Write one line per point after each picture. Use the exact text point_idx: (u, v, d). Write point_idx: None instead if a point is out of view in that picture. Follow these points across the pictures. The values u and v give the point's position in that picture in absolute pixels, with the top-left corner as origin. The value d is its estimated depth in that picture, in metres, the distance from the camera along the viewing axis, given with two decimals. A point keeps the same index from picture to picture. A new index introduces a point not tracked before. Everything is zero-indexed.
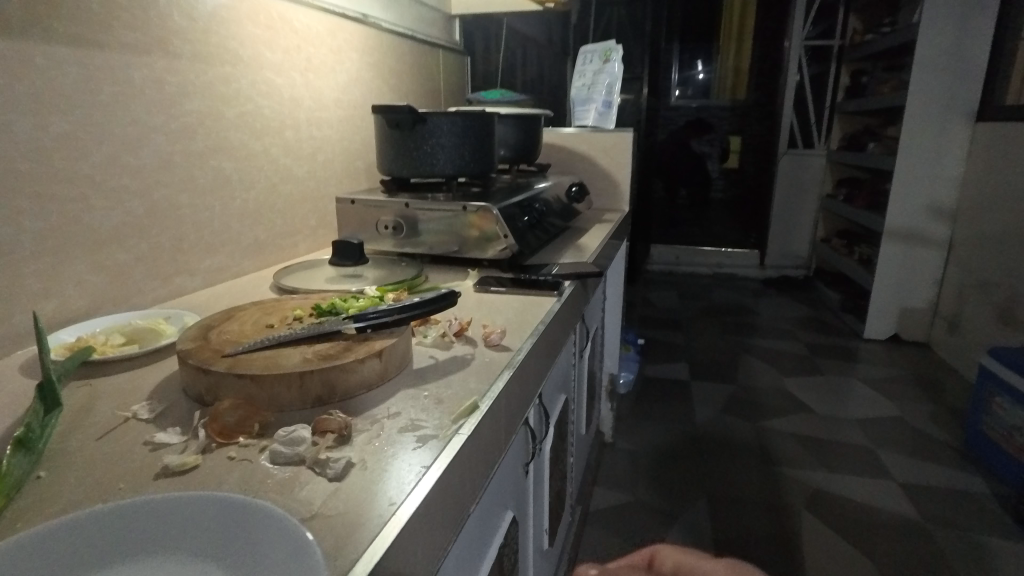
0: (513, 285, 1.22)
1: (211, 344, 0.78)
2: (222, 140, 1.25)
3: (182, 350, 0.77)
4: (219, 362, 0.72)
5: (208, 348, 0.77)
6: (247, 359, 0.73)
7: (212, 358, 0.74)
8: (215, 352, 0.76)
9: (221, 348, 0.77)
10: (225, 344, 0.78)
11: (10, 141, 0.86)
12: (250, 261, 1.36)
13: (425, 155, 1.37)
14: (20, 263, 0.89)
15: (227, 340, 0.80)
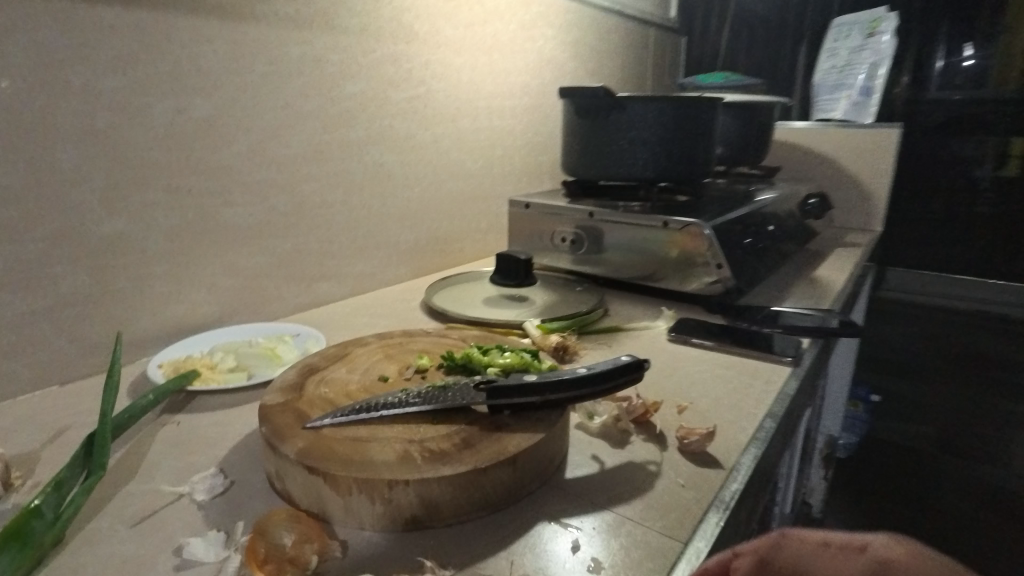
0: (724, 338, 0.87)
1: (302, 398, 0.59)
2: (385, 129, 1.08)
3: (265, 401, 0.58)
4: (294, 437, 0.52)
5: (295, 406, 0.57)
6: (331, 437, 0.52)
7: (292, 424, 0.54)
8: (301, 413, 0.56)
9: (309, 408, 0.57)
10: (318, 402, 0.58)
11: (144, 125, 0.77)
12: (408, 267, 1.20)
13: (619, 153, 1.07)
14: (149, 262, 0.80)
15: (323, 394, 0.60)
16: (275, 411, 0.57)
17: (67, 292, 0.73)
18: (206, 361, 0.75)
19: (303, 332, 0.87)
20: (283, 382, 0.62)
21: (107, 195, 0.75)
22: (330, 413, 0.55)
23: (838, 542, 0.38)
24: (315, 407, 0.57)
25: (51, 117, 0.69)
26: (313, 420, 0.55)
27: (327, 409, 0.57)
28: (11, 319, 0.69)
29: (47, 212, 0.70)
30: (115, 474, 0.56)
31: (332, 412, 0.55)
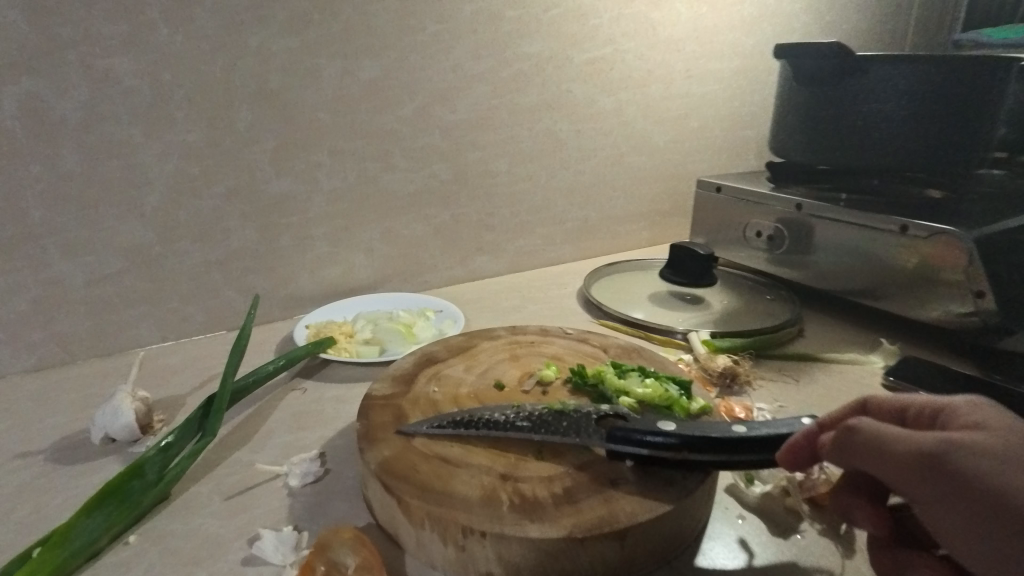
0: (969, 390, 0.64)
1: (408, 395, 0.54)
2: (560, 94, 0.98)
3: (371, 390, 0.54)
4: (384, 443, 0.47)
5: (397, 403, 0.52)
6: (419, 451, 0.46)
7: (388, 426, 0.49)
8: (400, 413, 0.51)
9: (410, 409, 0.52)
10: (421, 403, 0.52)
11: (313, 87, 0.77)
12: (574, 248, 1.10)
13: (850, 130, 0.84)
14: (311, 223, 0.82)
15: (430, 394, 0.54)
16: (376, 407, 0.52)
17: (238, 247, 0.78)
18: (346, 329, 0.74)
19: (445, 310, 0.82)
20: (396, 372, 0.57)
21: (276, 155, 0.77)
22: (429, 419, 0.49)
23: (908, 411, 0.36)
24: (418, 408, 0.52)
25: (230, 78, 0.71)
26: (409, 424, 0.49)
27: (428, 413, 0.51)
28: (190, 266, 0.75)
29: (224, 170, 0.74)
30: (234, 435, 0.57)
31: (430, 419, 0.49)
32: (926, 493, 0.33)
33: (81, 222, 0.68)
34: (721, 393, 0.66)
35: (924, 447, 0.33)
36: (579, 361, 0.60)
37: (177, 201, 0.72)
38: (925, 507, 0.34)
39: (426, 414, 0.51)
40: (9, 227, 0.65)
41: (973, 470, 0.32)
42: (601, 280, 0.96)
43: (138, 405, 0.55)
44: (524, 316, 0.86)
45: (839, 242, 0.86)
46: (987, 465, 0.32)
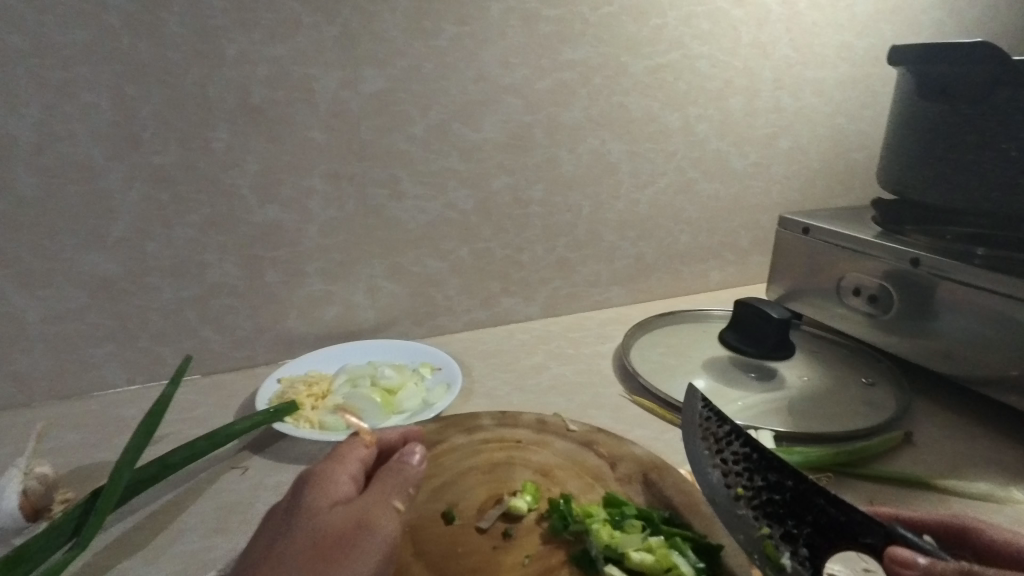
0: None
1: (346, 519, 0.39)
2: (613, 109, 0.82)
3: (328, 473, 0.42)
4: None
5: (328, 529, 0.38)
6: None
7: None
8: (317, 557, 0.37)
9: (330, 557, 0.37)
10: (354, 551, 0.37)
11: (305, 101, 0.66)
12: (624, 291, 0.93)
13: (1004, 164, 0.60)
14: (303, 257, 0.71)
15: (386, 511, 0.40)
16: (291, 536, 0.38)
17: (216, 282, 0.68)
18: (317, 392, 0.62)
19: (446, 369, 0.68)
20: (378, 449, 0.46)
21: (260, 180, 0.67)
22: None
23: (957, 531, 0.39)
24: (337, 563, 0.36)
25: (207, 91, 0.62)
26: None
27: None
28: (161, 303, 0.67)
29: (200, 197, 0.65)
30: (135, 533, 0.46)
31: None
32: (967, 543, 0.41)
33: (39, 252, 0.61)
34: None
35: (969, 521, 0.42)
36: (571, 483, 0.45)
37: (146, 231, 0.64)
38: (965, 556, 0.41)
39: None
40: None
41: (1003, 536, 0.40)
42: (649, 338, 0.78)
43: (31, 487, 0.48)
44: (543, 381, 0.71)
45: (973, 315, 0.64)
46: None
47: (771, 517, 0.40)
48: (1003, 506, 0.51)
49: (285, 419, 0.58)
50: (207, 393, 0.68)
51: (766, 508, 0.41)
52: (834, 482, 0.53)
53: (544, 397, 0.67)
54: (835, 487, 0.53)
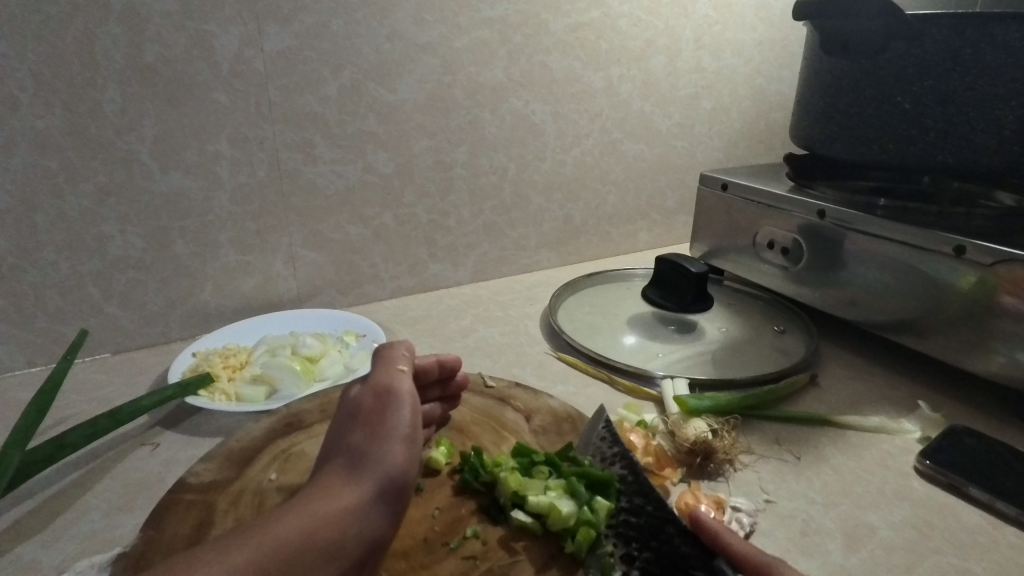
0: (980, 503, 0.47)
1: (372, 395, 0.42)
2: (534, 68, 0.81)
3: None
4: (315, 500, 0.35)
5: (358, 407, 0.41)
6: (346, 529, 0.34)
7: (332, 474, 0.38)
8: (364, 428, 0.40)
9: (375, 423, 0.40)
10: (391, 412, 0.40)
11: (204, 61, 0.62)
12: (554, 254, 0.93)
13: (898, 117, 0.64)
14: (213, 226, 0.68)
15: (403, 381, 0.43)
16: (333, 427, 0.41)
17: (118, 256, 0.65)
18: (233, 364, 0.60)
19: (371, 335, 0.68)
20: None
21: (159, 145, 0.63)
22: (392, 456, 0.38)
23: None
24: (383, 425, 0.40)
25: (92, 49, 0.58)
26: (372, 463, 0.38)
27: (394, 446, 0.39)
28: (57, 280, 0.63)
29: (93, 165, 0.61)
30: (32, 517, 0.44)
31: (394, 464, 0.38)
32: None
33: None
34: (687, 477, 0.49)
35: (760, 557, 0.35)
36: (486, 438, 0.47)
37: (34, 202, 0.60)
38: None
39: (395, 444, 0.39)
40: None
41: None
42: (575, 297, 0.79)
43: None
44: (470, 344, 0.71)
45: (872, 262, 0.68)
46: None
47: (621, 537, 0.39)
48: (894, 437, 0.55)
49: (198, 391, 0.55)
50: (115, 373, 0.65)
51: (622, 529, 0.39)
52: (741, 424, 0.56)
53: (471, 359, 0.67)
54: (742, 428, 0.55)
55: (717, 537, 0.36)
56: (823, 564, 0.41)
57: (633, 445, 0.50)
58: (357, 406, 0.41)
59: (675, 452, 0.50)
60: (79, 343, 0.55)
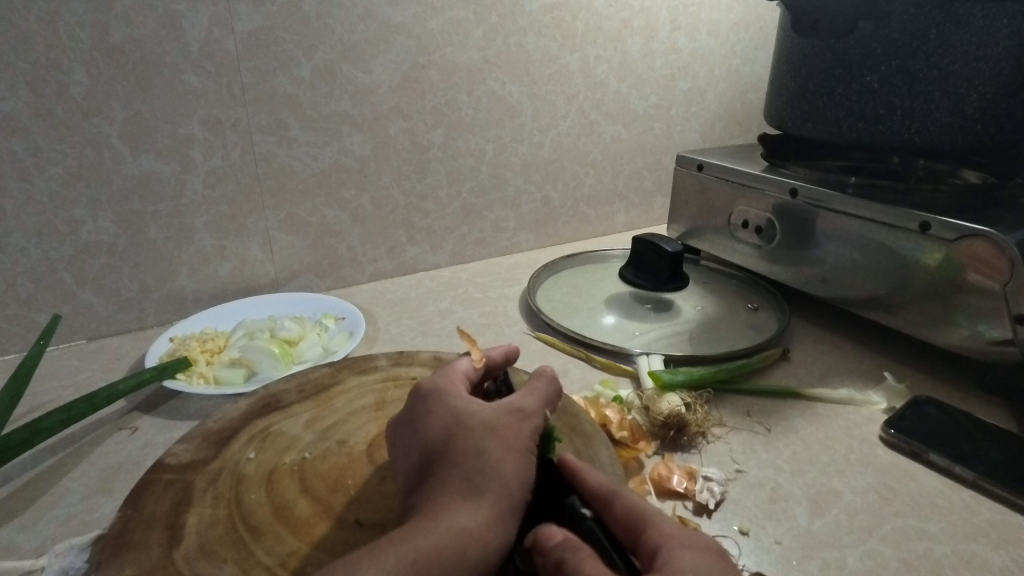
0: (918, 459, 0.50)
1: (501, 405, 0.40)
2: (510, 49, 0.80)
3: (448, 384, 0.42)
4: (453, 513, 0.33)
5: (490, 417, 0.39)
6: (489, 545, 0.32)
7: (465, 481, 0.35)
8: (499, 439, 0.37)
9: (509, 433, 0.37)
10: (524, 429, 0.38)
11: (174, 41, 0.61)
12: (532, 236, 0.94)
13: (866, 96, 0.65)
14: (187, 211, 0.68)
15: (531, 394, 0.41)
16: (455, 426, 0.38)
17: (90, 241, 0.64)
18: (211, 348, 0.60)
19: (349, 318, 0.67)
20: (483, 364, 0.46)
21: (130, 127, 0.62)
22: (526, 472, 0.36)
23: (603, 512, 0.34)
24: (517, 440, 0.37)
25: (57, 29, 0.57)
26: (509, 476, 0.35)
27: (528, 462, 0.36)
28: (28, 266, 0.62)
29: (61, 148, 0.60)
30: (10, 501, 0.44)
31: (526, 473, 0.36)
32: (612, 513, 0.34)
33: None
34: (660, 450, 0.51)
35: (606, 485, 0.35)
36: None
37: (0, 186, 0.59)
38: (610, 524, 0.34)
39: (528, 461, 0.36)
40: None
41: (628, 507, 0.34)
42: (554, 278, 0.80)
43: None
44: (449, 325, 0.71)
45: (844, 240, 0.69)
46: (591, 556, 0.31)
47: None
48: (860, 408, 0.57)
49: (176, 375, 0.56)
50: (91, 359, 0.65)
51: None
52: (714, 398, 0.57)
53: (450, 340, 0.68)
54: (715, 402, 0.57)
55: (576, 473, 0.36)
56: (789, 529, 0.43)
57: (608, 419, 0.51)
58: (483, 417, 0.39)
59: (649, 426, 0.52)
60: (52, 328, 0.56)
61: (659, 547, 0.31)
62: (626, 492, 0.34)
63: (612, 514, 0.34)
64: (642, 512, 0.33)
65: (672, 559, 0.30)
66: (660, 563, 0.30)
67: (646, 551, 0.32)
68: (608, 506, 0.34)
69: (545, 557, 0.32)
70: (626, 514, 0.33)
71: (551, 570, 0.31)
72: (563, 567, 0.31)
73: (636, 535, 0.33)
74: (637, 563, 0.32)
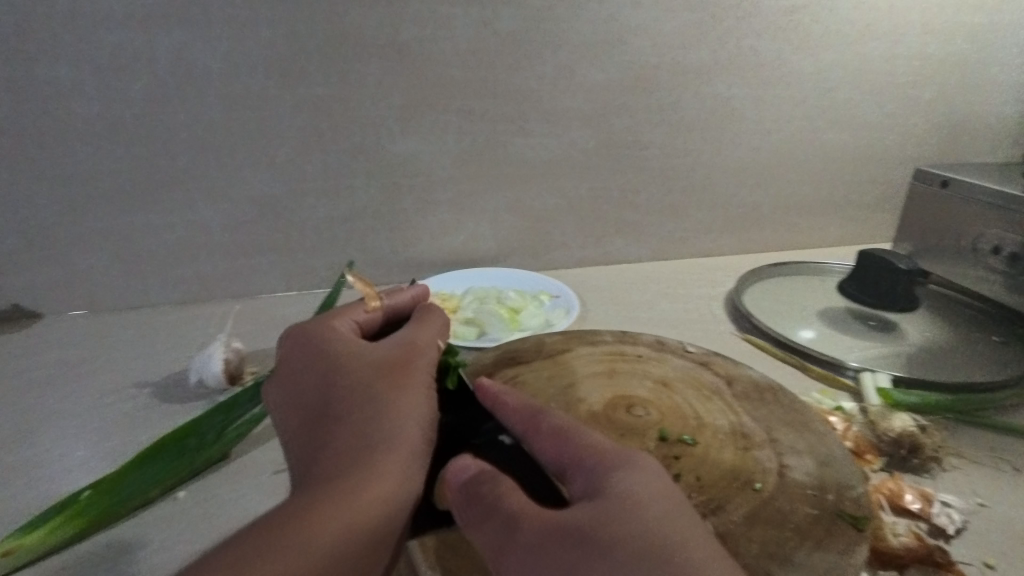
0: None
1: (396, 347, 0.43)
2: (742, 51, 0.80)
3: (332, 341, 0.44)
4: (349, 467, 0.34)
5: (382, 363, 0.42)
6: (396, 494, 0.34)
7: (359, 434, 0.36)
8: (390, 382, 0.40)
9: (408, 372, 0.41)
10: (414, 370, 0.41)
11: (447, 39, 0.71)
12: (734, 239, 0.93)
13: None
14: (436, 186, 0.77)
15: (422, 333, 0.46)
16: (347, 377, 0.40)
17: (361, 205, 0.76)
18: (449, 306, 0.69)
19: (563, 297, 0.73)
20: (379, 306, 0.51)
21: (404, 112, 0.73)
22: (423, 410, 0.39)
23: (529, 432, 0.38)
24: (408, 382, 0.40)
25: (362, 28, 0.68)
26: (403, 415, 0.38)
27: (423, 400, 0.40)
28: (314, 222, 0.75)
29: (352, 127, 0.72)
30: None
31: (426, 408, 0.39)
32: (536, 436, 0.38)
33: (222, 170, 0.70)
34: (887, 466, 0.49)
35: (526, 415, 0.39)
36: (689, 394, 0.48)
37: (305, 155, 0.72)
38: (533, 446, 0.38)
39: (424, 398, 0.40)
40: (162, 169, 0.69)
41: (548, 430, 0.37)
42: (761, 284, 0.79)
43: (230, 357, 0.57)
44: (653, 316, 0.74)
45: None
46: (513, 484, 0.34)
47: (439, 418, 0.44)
48: None
49: None
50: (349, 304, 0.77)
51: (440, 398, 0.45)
52: (949, 426, 0.54)
53: (654, 330, 0.70)
54: (950, 431, 0.53)
55: (495, 407, 0.41)
56: None
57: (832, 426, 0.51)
58: (374, 365, 0.41)
59: (877, 441, 0.50)
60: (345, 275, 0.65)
61: (600, 463, 0.34)
62: (548, 416, 0.39)
63: (537, 439, 0.38)
64: (566, 432, 0.36)
65: (613, 483, 0.33)
66: (598, 488, 0.33)
67: (582, 479, 0.34)
68: (535, 430, 0.38)
69: (460, 488, 0.35)
70: (552, 434, 0.37)
71: (469, 496, 0.35)
72: (483, 492, 0.34)
73: (564, 456, 0.36)
74: (567, 488, 0.35)
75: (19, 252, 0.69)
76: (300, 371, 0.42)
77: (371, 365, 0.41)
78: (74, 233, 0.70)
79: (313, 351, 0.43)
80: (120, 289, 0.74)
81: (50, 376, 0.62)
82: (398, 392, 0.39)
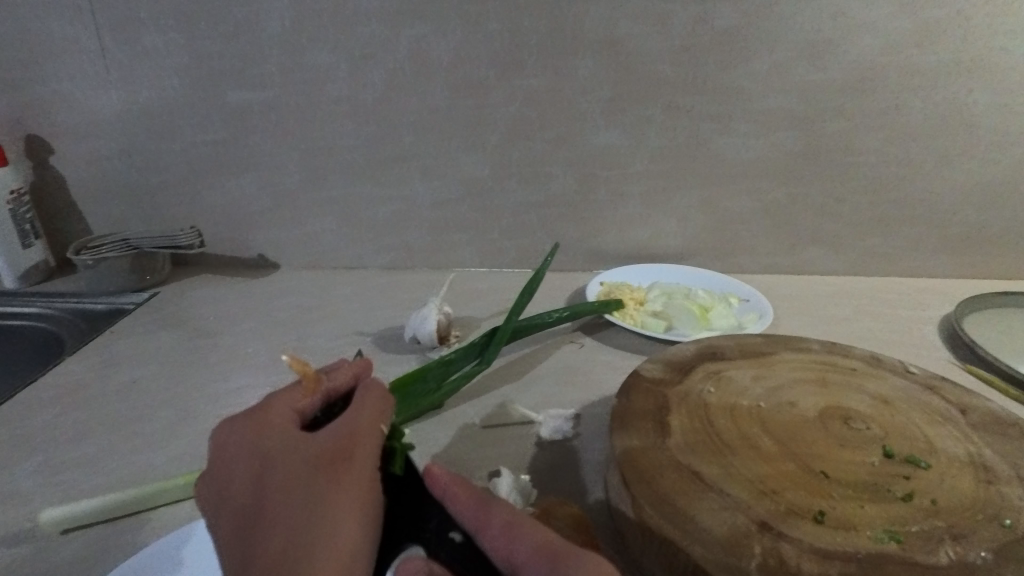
0: None
1: (342, 435, 0.33)
2: (994, 56, 0.70)
3: (271, 411, 0.35)
4: None
5: (322, 445, 0.33)
6: None
7: (292, 544, 0.29)
8: (328, 467, 0.32)
9: (349, 456, 0.32)
10: (362, 451, 0.33)
11: (661, 36, 0.71)
12: (951, 261, 0.83)
13: None
14: (630, 180, 0.79)
15: (362, 387, 0.37)
16: (278, 477, 0.32)
17: (556, 193, 0.79)
18: (637, 297, 0.70)
19: (753, 301, 0.71)
20: (320, 387, 0.38)
21: (609, 106, 0.75)
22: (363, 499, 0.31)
23: (478, 523, 0.31)
24: (351, 463, 0.32)
25: (581, 23, 0.71)
26: (337, 517, 0.30)
27: (364, 485, 0.31)
28: (512, 206, 0.80)
29: (559, 117, 0.75)
30: (507, 370, 0.60)
31: (370, 494, 0.31)
32: (490, 532, 0.30)
33: (439, 150, 0.77)
34: None
35: (471, 506, 0.32)
36: (915, 416, 0.45)
37: (512, 143, 0.77)
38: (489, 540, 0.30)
39: (365, 481, 0.32)
40: (389, 148, 0.78)
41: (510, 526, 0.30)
42: (987, 312, 0.70)
43: (441, 318, 0.64)
44: (852, 333, 0.70)
45: None
46: None
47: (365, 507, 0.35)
48: None
49: (613, 311, 0.67)
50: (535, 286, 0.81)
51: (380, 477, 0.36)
52: None
53: (855, 346, 0.66)
54: None
55: (445, 498, 0.32)
56: None
57: None
58: (303, 441, 0.33)
59: None
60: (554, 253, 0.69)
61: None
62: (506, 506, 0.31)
63: (495, 535, 0.30)
64: (531, 536, 0.29)
65: None
66: None
67: None
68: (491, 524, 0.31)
69: None
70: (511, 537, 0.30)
71: None
72: None
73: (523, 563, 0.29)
74: None
75: (271, 210, 0.82)
76: (234, 474, 0.33)
77: (306, 443, 0.33)
78: (313, 197, 0.81)
79: (257, 454, 0.33)
80: (342, 251, 0.84)
81: (290, 318, 0.72)
82: (336, 482, 0.31)
